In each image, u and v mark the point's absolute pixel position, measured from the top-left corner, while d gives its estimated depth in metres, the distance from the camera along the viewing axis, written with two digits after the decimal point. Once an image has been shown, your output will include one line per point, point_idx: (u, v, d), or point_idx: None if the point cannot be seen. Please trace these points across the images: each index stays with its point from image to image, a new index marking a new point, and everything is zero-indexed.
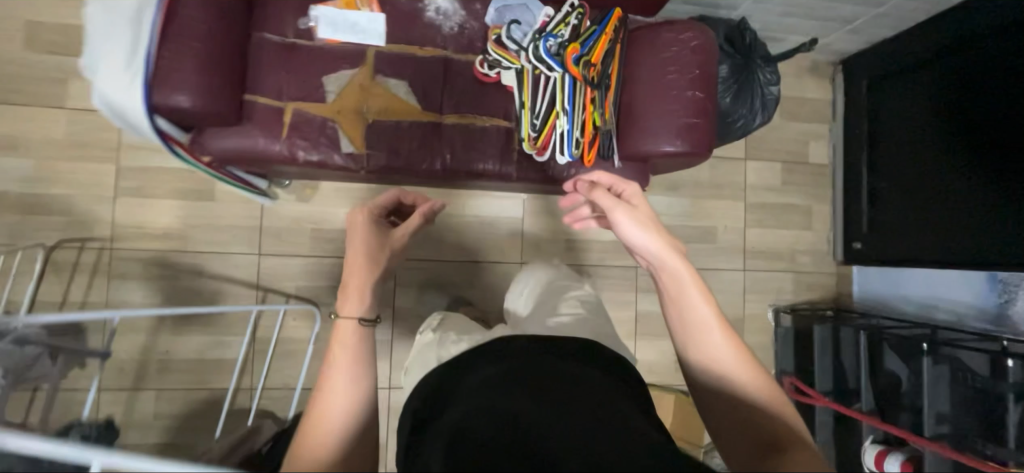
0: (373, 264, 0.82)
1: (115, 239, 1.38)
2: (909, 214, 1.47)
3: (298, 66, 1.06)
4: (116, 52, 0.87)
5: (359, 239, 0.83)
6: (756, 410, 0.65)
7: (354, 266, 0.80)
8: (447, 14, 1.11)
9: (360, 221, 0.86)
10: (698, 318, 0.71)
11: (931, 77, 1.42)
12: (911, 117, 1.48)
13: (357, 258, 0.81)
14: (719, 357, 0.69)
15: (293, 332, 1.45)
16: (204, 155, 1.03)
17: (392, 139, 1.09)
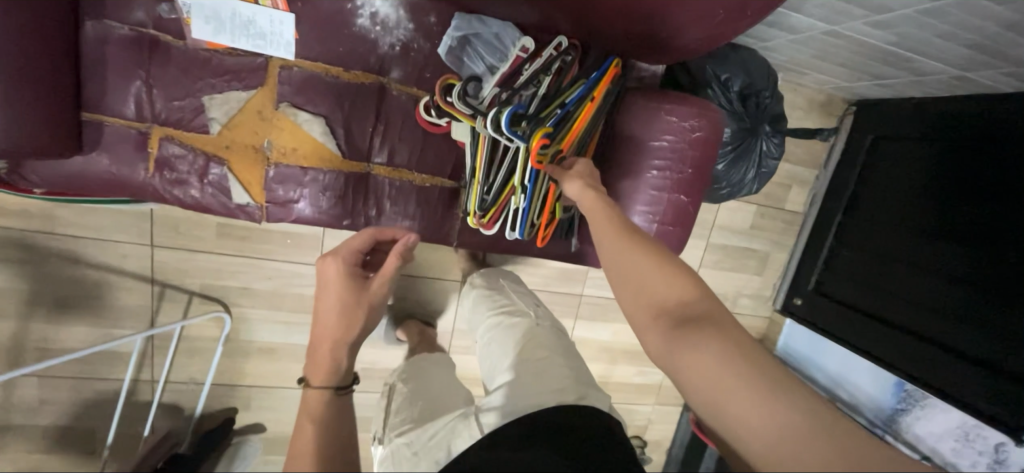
0: (350, 328, 0.63)
1: None
2: (862, 296, 1.45)
3: (167, 74, 0.76)
4: None
5: (332, 295, 0.66)
6: (671, 290, 0.56)
7: (320, 327, 0.64)
8: (388, 26, 0.81)
9: (333, 270, 0.67)
10: (612, 244, 0.63)
11: (947, 163, 1.27)
12: (907, 198, 1.36)
13: (327, 314, 0.64)
14: (638, 266, 0.59)
15: (198, 329, 1.32)
16: (36, 184, 0.77)
17: (301, 190, 0.85)
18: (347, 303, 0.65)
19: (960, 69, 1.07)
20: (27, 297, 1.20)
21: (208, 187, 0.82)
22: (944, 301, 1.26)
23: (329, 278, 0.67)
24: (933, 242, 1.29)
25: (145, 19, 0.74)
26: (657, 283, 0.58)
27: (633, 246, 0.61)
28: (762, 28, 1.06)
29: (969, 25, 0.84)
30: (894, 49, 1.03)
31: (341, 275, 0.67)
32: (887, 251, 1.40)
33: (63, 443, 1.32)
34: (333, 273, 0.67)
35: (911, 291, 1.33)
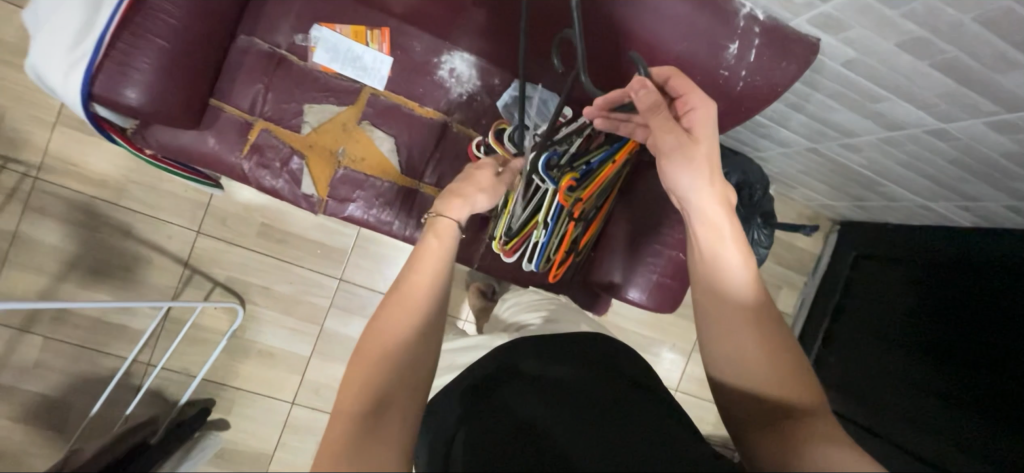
0: (436, 324, 0.62)
1: (43, 169, 1.25)
2: (856, 404, 1.47)
3: (281, 82, 0.96)
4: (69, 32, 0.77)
5: (430, 268, 0.66)
6: (772, 384, 0.55)
7: (410, 298, 0.62)
8: (462, 78, 1.03)
9: (435, 246, 0.69)
10: (723, 303, 0.61)
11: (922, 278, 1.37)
12: (889, 307, 1.44)
13: (416, 293, 0.63)
14: (747, 348, 0.57)
15: (210, 320, 1.37)
16: (148, 147, 0.93)
17: (359, 191, 1.00)
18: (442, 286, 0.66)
19: (924, 198, 1.25)
20: (68, 258, 1.28)
21: (286, 175, 0.97)
22: (935, 421, 1.27)
23: (441, 232, 0.72)
24: (913, 363, 1.33)
25: (279, 42, 0.96)
26: (756, 366, 0.56)
27: (749, 314, 0.59)
28: (758, 139, 1.28)
29: (922, 157, 1.03)
30: (866, 172, 1.24)
31: (444, 245, 0.70)
32: (872, 365, 1.45)
33: (35, 415, 1.29)
34: (467, 197, 0.78)
35: (903, 408, 1.35)
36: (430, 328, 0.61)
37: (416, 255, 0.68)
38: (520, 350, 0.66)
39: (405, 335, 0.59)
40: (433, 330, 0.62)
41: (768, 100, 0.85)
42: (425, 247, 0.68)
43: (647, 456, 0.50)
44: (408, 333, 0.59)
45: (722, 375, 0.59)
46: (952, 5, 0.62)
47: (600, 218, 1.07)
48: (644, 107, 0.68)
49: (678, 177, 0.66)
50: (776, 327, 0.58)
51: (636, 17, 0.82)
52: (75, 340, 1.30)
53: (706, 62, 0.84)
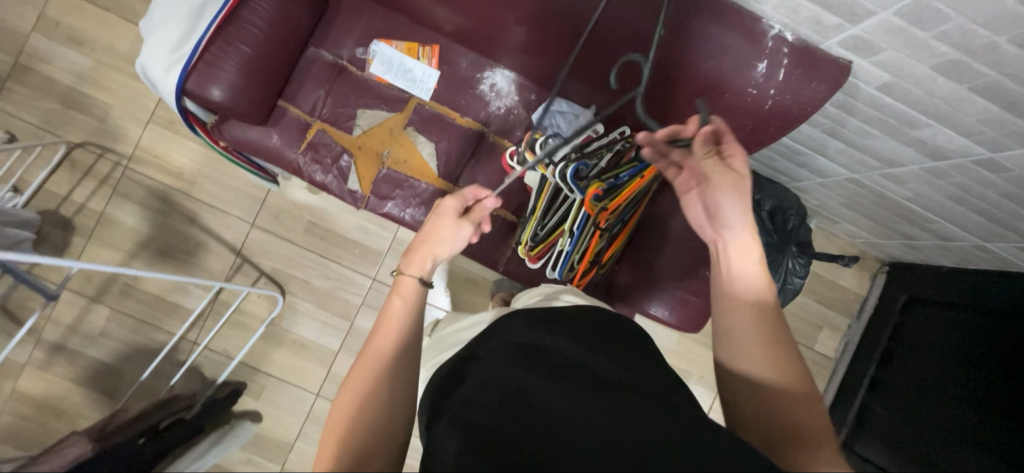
0: (402, 369, 0.66)
1: (133, 159, 1.43)
2: (906, 459, 1.34)
3: (340, 89, 1.07)
4: (174, 38, 0.92)
5: (391, 332, 0.68)
6: (778, 390, 0.62)
7: (373, 365, 0.65)
8: (502, 93, 1.10)
9: (397, 309, 0.71)
10: (739, 314, 0.69)
11: (961, 322, 1.31)
12: (929, 354, 1.37)
13: (378, 351, 0.66)
14: (754, 360, 0.65)
15: (252, 306, 1.47)
16: (221, 139, 1.05)
17: (398, 191, 1.07)
18: (410, 335, 0.70)
19: (978, 238, 1.18)
20: (141, 239, 1.44)
21: (336, 170, 1.06)
22: None
23: (402, 290, 0.74)
24: (959, 414, 1.24)
25: (343, 55, 1.08)
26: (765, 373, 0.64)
27: (758, 325, 0.67)
28: (795, 167, 1.26)
29: (971, 190, 0.99)
30: (913, 206, 1.18)
31: (409, 303, 0.72)
32: (901, 408, 1.39)
33: (94, 379, 1.41)
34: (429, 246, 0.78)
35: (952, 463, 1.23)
36: (395, 374, 0.65)
37: (377, 323, 0.70)
38: (517, 324, 0.74)
39: (369, 392, 0.62)
40: (400, 373, 0.65)
41: (799, 119, 0.88)
42: (385, 314, 0.71)
43: (625, 414, 0.56)
44: (373, 384, 0.63)
45: (738, 384, 0.66)
46: (988, 25, 0.63)
47: (626, 231, 1.08)
48: (706, 152, 0.75)
49: (727, 208, 0.73)
50: (778, 333, 0.66)
51: (670, 37, 0.86)
52: (135, 314, 1.43)
53: (737, 80, 0.87)
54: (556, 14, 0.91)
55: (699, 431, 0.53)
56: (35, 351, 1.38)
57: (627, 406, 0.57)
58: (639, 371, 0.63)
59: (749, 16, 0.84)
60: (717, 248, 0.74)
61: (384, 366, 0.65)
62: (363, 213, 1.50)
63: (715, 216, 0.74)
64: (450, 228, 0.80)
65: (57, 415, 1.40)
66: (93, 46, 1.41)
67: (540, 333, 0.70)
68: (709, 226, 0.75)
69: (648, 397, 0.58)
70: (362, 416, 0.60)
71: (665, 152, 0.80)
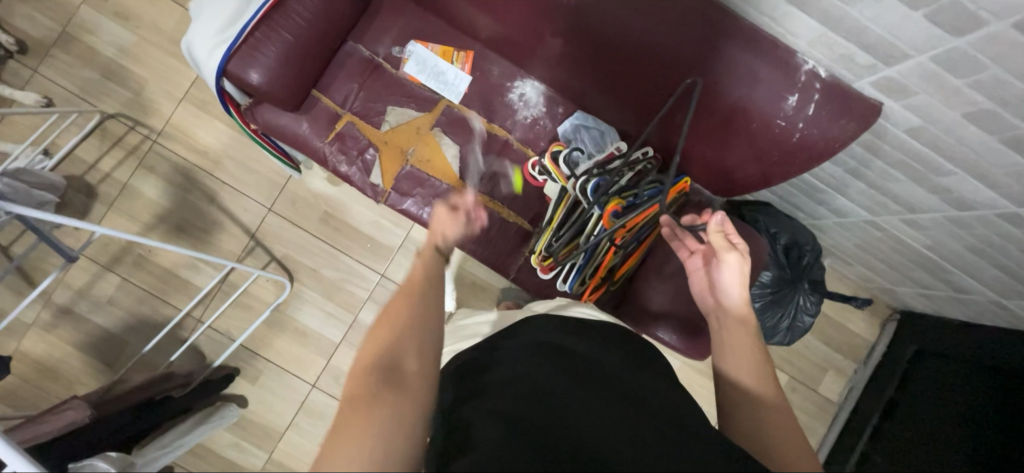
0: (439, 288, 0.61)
1: (162, 134, 1.46)
2: None
3: (374, 84, 1.10)
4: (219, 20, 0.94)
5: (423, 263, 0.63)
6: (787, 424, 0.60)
7: (411, 287, 0.59)
8: (529, 104, 1.12)
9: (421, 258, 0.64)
10: (733, 338, 0.69)
11: (972, 379, 1.29)
12: (938, 408, 1.34)
13: (413, 276, 0.61)
14: (748, 381, 0.64)
15: (259, 290, 1.47)
16: (252, 122, 1.07)
17: (417, 189, 1.09)
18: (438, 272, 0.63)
19: (994, 293, 1.16)
20: (160, 213, 1.46)
21: (359, 163, 1.08)
22: None
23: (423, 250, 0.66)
24: None
25: (380, 51, 1.11)
26: (758, 389, 0.63)
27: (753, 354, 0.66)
28: (814, 204, 1.26)
29: (991, 243, 0.98)
30: (929, 254, 1.17)
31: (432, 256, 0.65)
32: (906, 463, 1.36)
33: (96, 346, 1.42)
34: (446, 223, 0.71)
35: None
36: (430, 289, 0.60)
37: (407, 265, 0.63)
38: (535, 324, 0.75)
39: (407, 304, 0.57)
40: (434, 289, 0.60)
41: (826, 154, 0.88)
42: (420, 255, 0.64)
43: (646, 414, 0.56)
44: (408, 301, 0.58)
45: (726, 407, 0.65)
46: (1023, 77, 0.63)
47: (641, 250, 1.08)
48: (713, 232, 0.78)
49: (725, 278, 0.76)
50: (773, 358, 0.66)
51: (704, 63, 0.88)
52: (144, 285, 1.44)
53: (768, 109, 0.88)
54: (592, 31, 0.93)
55: (719, 439, 0.53)
56: (41, 312, 1.40)
57: (648, 408, 0.57)
58: (654, 378, 0.65)
59: (784, 48, 0.85)
60: (722, 320, 0.74)
61: (426, 290, 0.59)
62: (379, 208, 1.51)
63: (716, 287, 0.77)
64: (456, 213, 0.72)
65: (55, 378, 1.40)
66: (138, 24, 1.46)
67: (557, 334, 0.71)
68: (710, 295, 0.79)
69: (667, 404, 0.59)
70: (404, 324, 0.55)
71: (679, 235, 0.88)
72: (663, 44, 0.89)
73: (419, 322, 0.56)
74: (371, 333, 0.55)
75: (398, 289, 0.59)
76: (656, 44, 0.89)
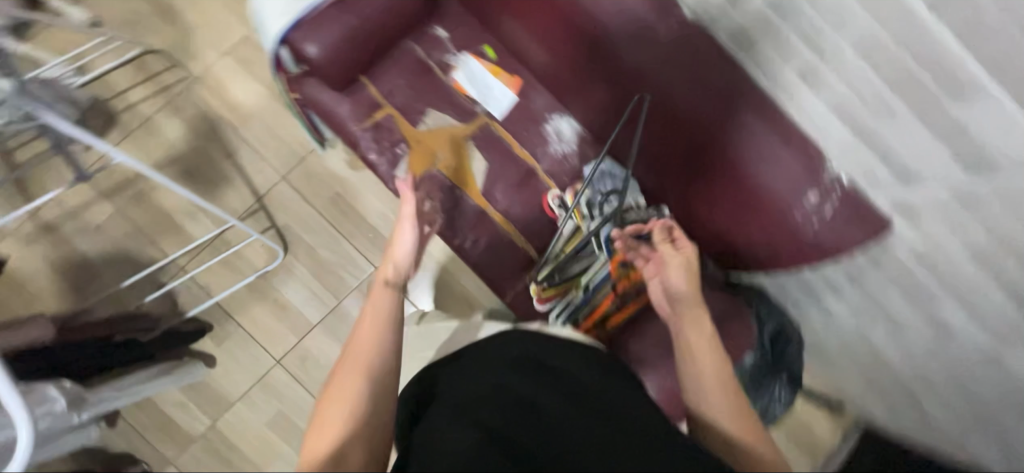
0: (388, 369, 0.70)
1: (198, 81, 1.47)
2: None
3: (420, 85, 1.13)
4: None
5: (370, 332, 0.72)
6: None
7: (354, 364, 0.68)
8: (564, 140, 1.16)
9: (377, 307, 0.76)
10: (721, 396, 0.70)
11: None
12: None
13: (359, 352, 0.70)
14: (729, 426, 0.66)
15: (250, 254, 1.45)
16: (296, 91, 1.09)
17: (435, 196, 1.09)
18: (387, 346, 0.72)
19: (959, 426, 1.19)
20: (174, 155, 1.45)
21: (387, 156, 1.10)
22: None
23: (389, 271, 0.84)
24: None
25: (435, 57, 1.14)
26: (737, 436, 0.66)
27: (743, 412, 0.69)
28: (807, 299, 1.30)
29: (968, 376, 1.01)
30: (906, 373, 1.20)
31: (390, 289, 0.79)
32: None
33: (69, 271, 1.38)
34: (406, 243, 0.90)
35: None
36: (385, 371, 0.69)
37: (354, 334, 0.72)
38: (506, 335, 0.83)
39: (366, 373, 0.68)
40: (388, 369, 0.70)
41: (830, 251, 0.92)
42: (362, 327, 0.73)
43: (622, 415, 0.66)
44: (361, 386, 0.66)
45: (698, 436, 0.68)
46: None
47: (637, 304, 1.09)
48: (660, 237, 0.91)
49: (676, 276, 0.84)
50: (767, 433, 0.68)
51: (734, 140, 0.94)
52: (137, 222, 1.41)
53: (788, 199, 0.92)
54: (636, 85, 1.00)
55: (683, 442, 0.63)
56: (25, 224, 1.36)
57: (627, 414, 0.67)
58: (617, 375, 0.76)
59: (814, 147, 0.91)
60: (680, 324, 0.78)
61: (370, 362, 0.69)
62: (390, 203, 1.52)
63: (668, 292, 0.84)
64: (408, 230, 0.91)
65: (16, 293, 1.35)
66: None
67: (534, 343, 0.79)
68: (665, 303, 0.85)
69: (635, 413, 0.67)
70: (358, 394, 0.66)
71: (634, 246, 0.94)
72: (699, 113, 0.95)
73: (366, 397, 0.66)
74: (314, 422, 0.64)
75: (342, 364, 0.69)
76: (692, 110, 0.95)
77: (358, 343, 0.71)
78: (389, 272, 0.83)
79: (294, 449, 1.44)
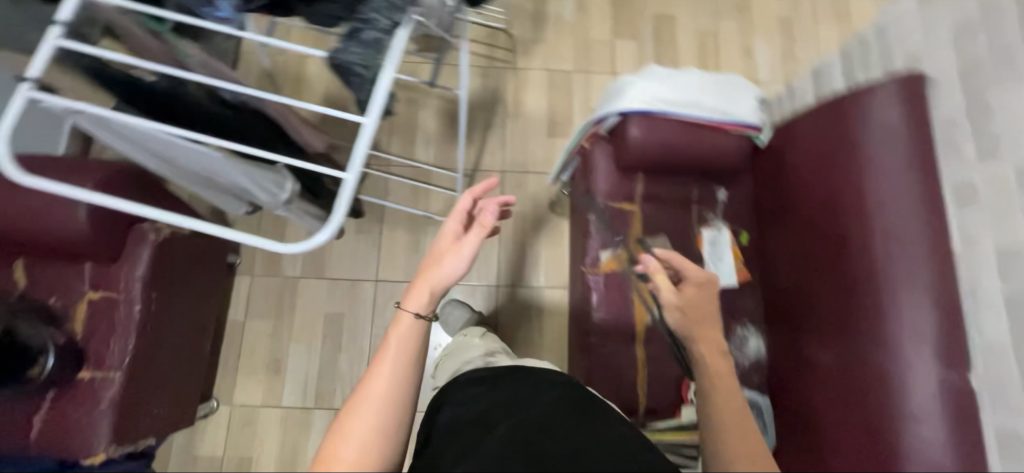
0: (401, 384, 0.80)
1: (514, 69, 1.73)
2: None
3: (671, 212, 1.20)
4: (661, 89, 1.10)
5: (386, 364, 0.80)
6: None
7: (370, 395, 0.78)
8: (743, 353, 1.13)
9: (396, 343, 0.82)
10: None
11: None
12: None
13: (376, 381, 0.79)
14: None
15: (432, 198, 1.61)
16: (588, 142, 1.23)
17: (610, 294, 1.16)
18: (405, 364, 0.81)
19: None
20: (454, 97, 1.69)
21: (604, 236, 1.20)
22: None
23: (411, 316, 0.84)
24: None
25: (701, 205, 1.20)
26: None
27: None
28: None
29: None
30: None
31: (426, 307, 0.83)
32: None
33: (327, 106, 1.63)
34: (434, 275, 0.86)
35: None
36: (399, 385, 0.80)
37: (372, 364, 0.81)
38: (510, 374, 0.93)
39: (384, 395, 0.78)
40: (403, 386, 0.80)
41: None
42: (384, 348, 0.82)
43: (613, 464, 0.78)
44: (387, 398, 0.78)
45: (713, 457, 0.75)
46: None
47: None
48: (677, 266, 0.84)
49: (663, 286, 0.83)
50: None
51: None
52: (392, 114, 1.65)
53: None
54: (860, 361, 0.88)
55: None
56: None
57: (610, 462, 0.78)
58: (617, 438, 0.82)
59: None
60: None
61: (392, 377, 0.80)
62: (550, 255, 1.60)
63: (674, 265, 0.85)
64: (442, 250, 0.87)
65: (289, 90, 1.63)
66: (582, 15, 1.78)
67: (540, 391, 0.89)
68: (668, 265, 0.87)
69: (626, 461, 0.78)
70: (383, 407, 0.78)
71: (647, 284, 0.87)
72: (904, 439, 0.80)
73: (386, 410, 0.78)
74: (337, 433, 0.77)
75: (359, 389, 0.80)
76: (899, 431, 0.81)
77: (372, 374, 0.80)
78: (413, 313, 0.83)
79: (321, 352, 1.48)
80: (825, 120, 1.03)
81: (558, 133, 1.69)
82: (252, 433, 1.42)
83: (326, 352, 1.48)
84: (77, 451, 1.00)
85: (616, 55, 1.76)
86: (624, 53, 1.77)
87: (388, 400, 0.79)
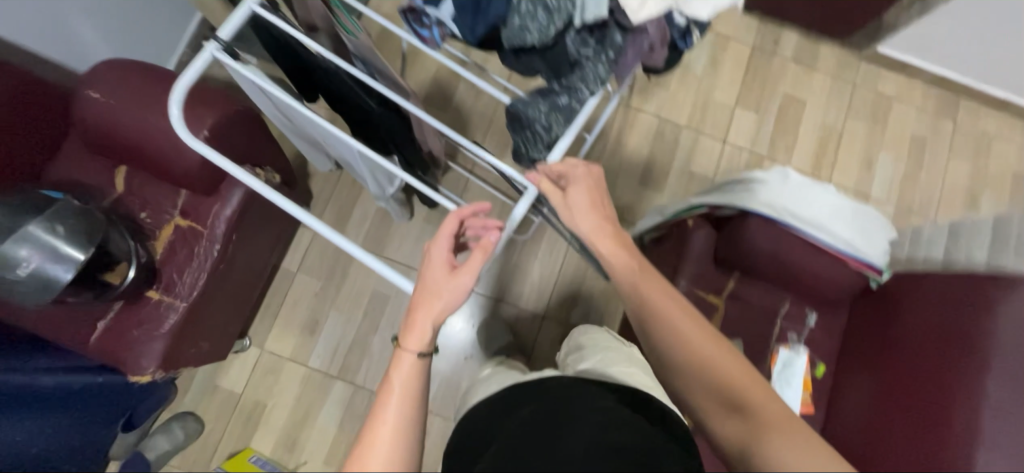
0: (411, 414, 0.64)
1: (626, 107, 1.66)
2: None
3: (752, 318, 1.15)
4: (795, 203, 1.04)
5: (390, 404, 0.64)
6: None
7: (378, 441, 0.61)
8: None
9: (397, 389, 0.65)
10: None
11: None
12: None
13: (383, 425, 0.63)
14: None
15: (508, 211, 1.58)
16: (692, 220, 1.17)
17: None
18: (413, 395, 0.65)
19: None
20: None
21: None
22: None
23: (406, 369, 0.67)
24: None
25: (788, 324, 1.15)
26: None
27: None
28: None
29: None
30: None
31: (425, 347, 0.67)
32: None
33: (434, 90, 1.60)
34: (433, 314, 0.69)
35: None
36: (408, 414, 0.63)
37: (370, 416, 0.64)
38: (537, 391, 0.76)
39: (395, 438, 0.62)
40: (411, 415, 0.64)
41: None
42: (384, 396, 0.64)
43: None
44: (404, 441, 0.62)
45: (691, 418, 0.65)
46: None
47: None
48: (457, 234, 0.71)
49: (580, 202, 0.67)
50: None
51: None
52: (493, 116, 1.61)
53: None
54: None
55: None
56: None
57: None
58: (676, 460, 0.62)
59: None
60: None
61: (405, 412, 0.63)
62: (606, 304, 1.56)
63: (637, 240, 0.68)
64: (442, 277, 0.68)
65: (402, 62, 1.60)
66: (710, 73, 1.71)
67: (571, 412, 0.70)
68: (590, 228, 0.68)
69: None
70: (398, 450, 0.61)
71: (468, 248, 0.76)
72: None
73: (403, 457, 0.61)
74: None
75: (357, 445, 0.62)
76: None
77: (375, 416, 0.64)
78: (414, 353, 0.66)
79: (359, 326, 1.49)
80: (950, 298, 0.98)
81: (650, 183, 1.64)
82: (274, 381, 1.45)
83: (363, 327, 1.49)
84: (129, 366, 1.03)
85: (732, 124, 1.68)
86: (740, 124, 1.69)
87: (402, 445, 0.62)
